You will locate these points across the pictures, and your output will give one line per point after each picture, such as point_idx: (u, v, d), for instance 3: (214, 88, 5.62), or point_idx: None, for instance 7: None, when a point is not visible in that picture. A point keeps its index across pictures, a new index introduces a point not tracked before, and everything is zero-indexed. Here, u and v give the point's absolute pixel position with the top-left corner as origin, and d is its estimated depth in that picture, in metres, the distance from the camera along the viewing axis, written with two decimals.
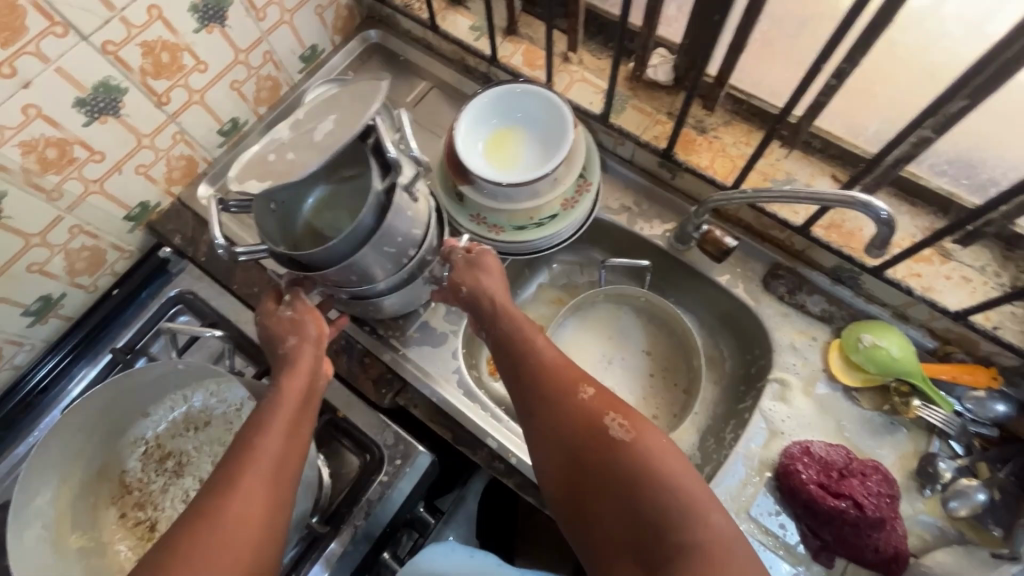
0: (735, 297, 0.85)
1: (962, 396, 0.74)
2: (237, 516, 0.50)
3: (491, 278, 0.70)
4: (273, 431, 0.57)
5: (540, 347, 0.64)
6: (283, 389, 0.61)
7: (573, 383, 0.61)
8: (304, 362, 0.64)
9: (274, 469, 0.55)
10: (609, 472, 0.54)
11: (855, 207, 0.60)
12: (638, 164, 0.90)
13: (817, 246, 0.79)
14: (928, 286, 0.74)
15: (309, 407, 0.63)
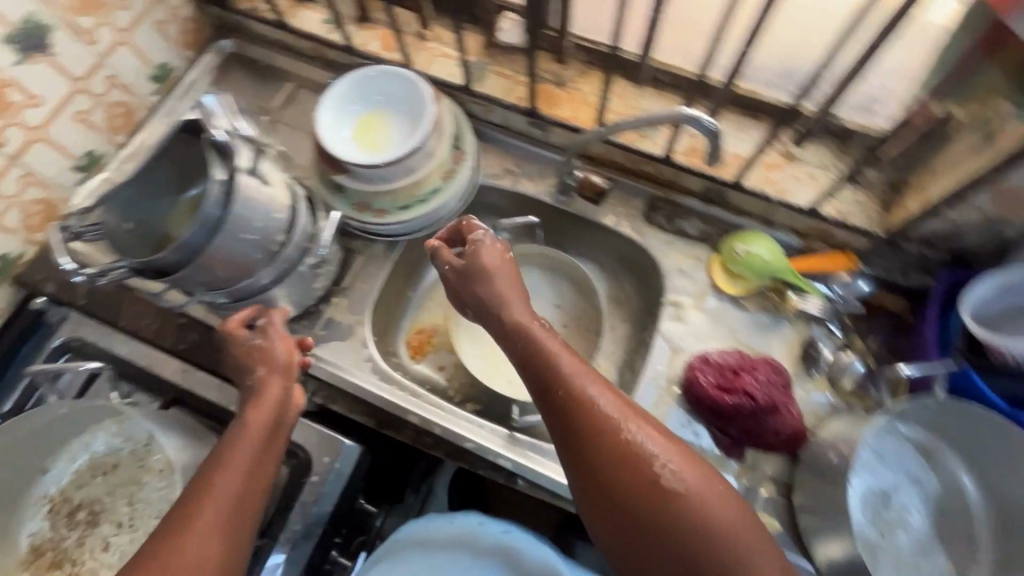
0: (622, 235, 0.90)
1: (830, 282, 0.82)
2: (204, 546, 0.51)
3: (513, 297, 0.67)
4: (231, 472, 0.56)
5: (573, 372, 0.59)
6: (245, 428, 0.59)
7: (619, 413, 0.56)
8: (267, 401, 0.62)
9: (242, 494, 0.55)
10: (666, 527, 0.51)
11: (688, 122, 0.66)
12: (512, 126, 0.93)
13: (683, 173, 0.85)
14: (781, 189, 0.81)
15: (274, 444, 0.61)
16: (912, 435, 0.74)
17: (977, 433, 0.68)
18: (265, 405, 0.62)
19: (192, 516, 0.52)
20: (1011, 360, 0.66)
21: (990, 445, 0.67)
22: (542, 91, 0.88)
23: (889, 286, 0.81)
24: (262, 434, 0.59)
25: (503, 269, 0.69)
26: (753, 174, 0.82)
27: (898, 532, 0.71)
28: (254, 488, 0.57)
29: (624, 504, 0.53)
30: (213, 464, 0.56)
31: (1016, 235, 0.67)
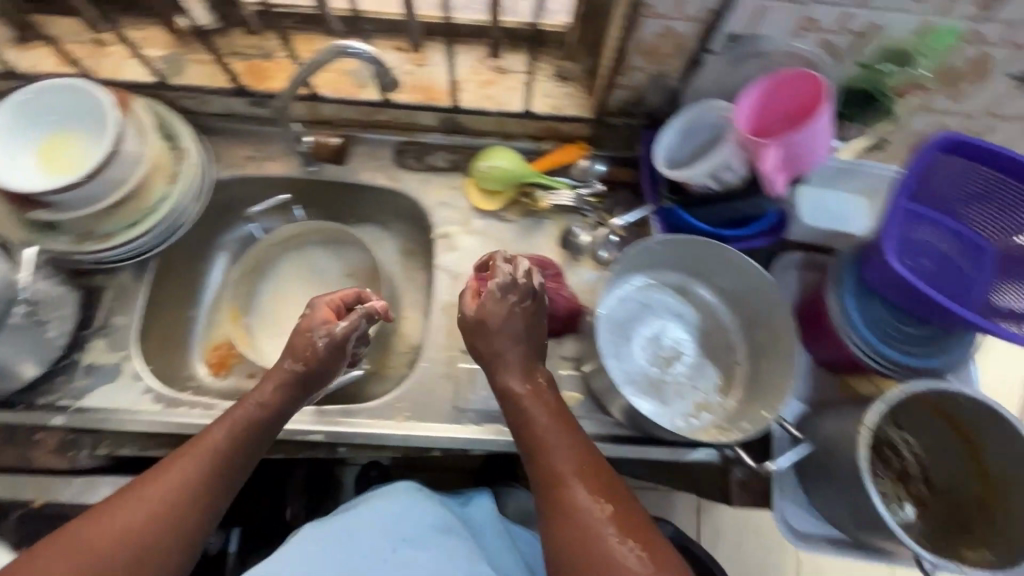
0: (381, 187, 0.91)
1: (570, 173, 0.89)
2: (158, 501, 0.57)
3: (503, 341, 0.69)
4: (190, 467, 0.60)
5: (541, 419, 0.65)
6: (222, 431, 0.63)
7: (575, 462, 0.62)
8: (265, 402, 0.66)
9: (203, 462, 0.61)
10: (605, 570, 0.56)
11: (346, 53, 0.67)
12: (236, 112, 0.89)
13: (412, 111, 0.87)
14: (500, 101, 0.86)
15: (243, 459, 0.64)
16: (661, 278, 0.85)
17: (695, 256, 0.80)
18: (288, 357, 0.69)
19: (159, 468, 0.60)
20: (701, 192, 0.75)
21: (708, 262, 0.80)
22: (248, 67, 0.85)
23: (620, 162, 0.90)
24: (253, 409, 0.66)
25: (490, 305, 0.69)
26: (473, 95, 0.86)
27: (675, 363, 0.82)
28: (225, 460, 0.62)
29: (567, 530, 0.58)
30: (233, 415, 0.65)
31: (678, 85, 0.77)
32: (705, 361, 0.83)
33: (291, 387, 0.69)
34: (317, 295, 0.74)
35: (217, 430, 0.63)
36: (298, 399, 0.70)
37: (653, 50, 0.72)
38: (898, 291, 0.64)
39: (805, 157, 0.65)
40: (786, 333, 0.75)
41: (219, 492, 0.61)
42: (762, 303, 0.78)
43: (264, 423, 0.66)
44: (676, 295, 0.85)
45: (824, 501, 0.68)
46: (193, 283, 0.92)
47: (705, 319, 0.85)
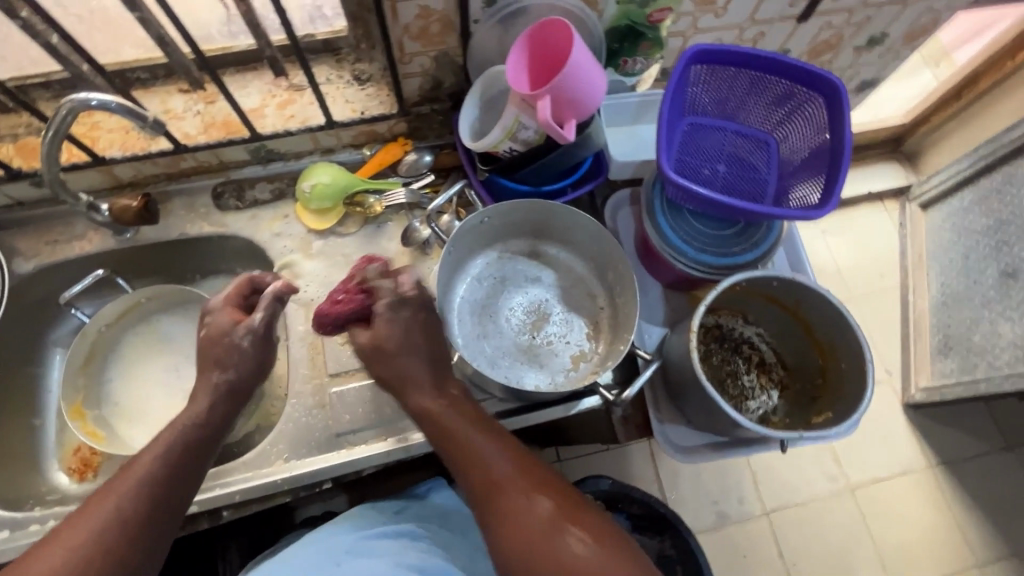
0: (209, 235, 0.86)
1: (397, 171, 0.89)
2: (94, 525, 0.49)
3: (403, 356, 0.60)
4: (129, 483, 0.52)
5: (454, 425, 0.57)
6: (162, 442, 0.55)
7: (497, 458, 0.55)
8: (213, 405, 0.59)
9: (143, 489, 0.52)
10: (486, 494, 0.53)
11: (86, 106, 0.62)
12: (23, 199, 0.82)
13: (215, 149, 0.83)
14: (304, 118, 0.84)
15: (185, 476, 0.55)
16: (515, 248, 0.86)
17: (536, 217, 0.82)
18: (213, 358, 0.60)
19: (93, 501, 0.51)
20: (508, 155, 0.76)
21: (549, 220, 0.82)
22: (19, 148, 0.78)
23: (445, 146, 0.89)
24: (187, 425, 0.57)
25: (356, 310, 0.64)
26: (274, 119, 0.84)
27: (544, 326, 0.83)
28: (171, 478, 0.54)
29: (499, 525, 0.51)
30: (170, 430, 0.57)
31: (464, 60, 0.78)
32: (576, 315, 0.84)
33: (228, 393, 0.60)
34: (212, 298, 0.65)
35: (154, 448, 0.55)
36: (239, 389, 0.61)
37: (423, 32, 0.72)
38: (696, 199, 0.67)
39: (581, 96, 0.66)
40: (626, 266, 0.78)
41: (168, 519, 0.53)
42: (604, 246, 0.81)
43: (207, 438, 0.58)
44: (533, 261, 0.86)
45: (694, 414, 0.70)
46: (32, 390, 0.85)
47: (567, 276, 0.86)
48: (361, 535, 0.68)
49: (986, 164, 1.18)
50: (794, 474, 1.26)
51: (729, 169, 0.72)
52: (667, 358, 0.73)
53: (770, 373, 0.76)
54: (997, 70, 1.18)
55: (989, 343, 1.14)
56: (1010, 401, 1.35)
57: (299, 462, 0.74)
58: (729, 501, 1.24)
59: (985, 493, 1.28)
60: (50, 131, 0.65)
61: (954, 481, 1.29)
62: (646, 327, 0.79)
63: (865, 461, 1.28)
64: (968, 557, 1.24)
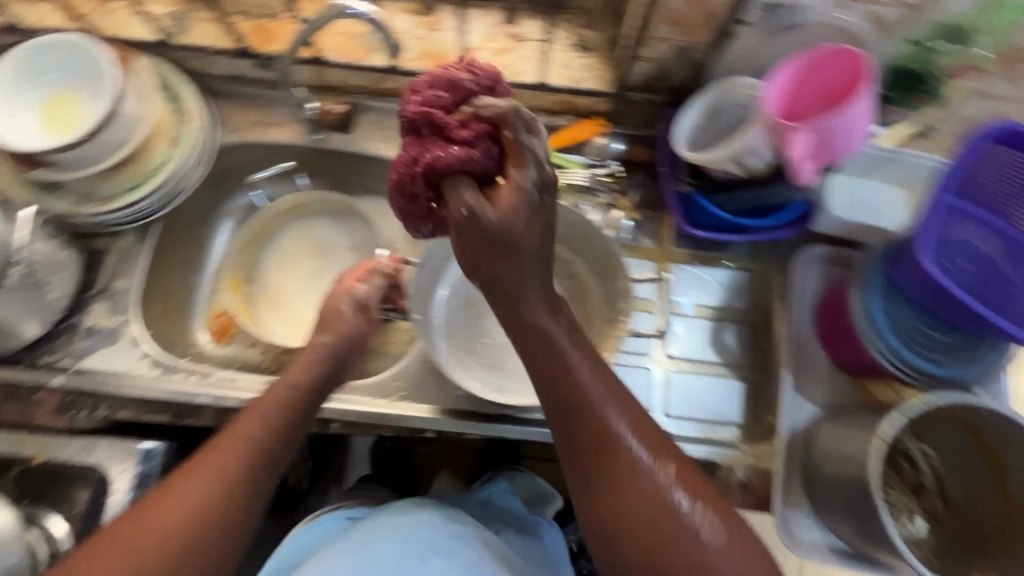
0: (388, 158, 0.87)
1: (586, 151, 0.85)
2: (204, 496, 0.54)
3: (527, 266, 0.54)
4: (232, 453, 0.58)
5: (595, 398, 0.53)
6: (252, 426, 0.60)
7: (637, 425, 0.53)
8: (275, 401, 0.64)
9: (237, 459, 0.57)
10: (618, 471, 0.51)
11: None
12: (242, 75, 0.86)
13: (422, 79, 0.83)
14: (515, 71, 0.82)
15: (285, 441, 0.62)
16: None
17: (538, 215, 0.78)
18: (306, 366, 0.68)
19: (186, 471, 0.56)
20: (721, 177, 0.70)
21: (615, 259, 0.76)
22: (256, 28, 0.82)
23: (640, 139, 0.85)
24: (265, 418, 0.61)
25: (416, 104, 0.57)
26: (486, 64, 0.82)
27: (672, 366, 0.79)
28: (234, 483, 0.56)
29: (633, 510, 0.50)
30: (242, 430, 0.60)
31: (706, 59, 0.72)
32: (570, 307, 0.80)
33: (304, 388, 0.66)
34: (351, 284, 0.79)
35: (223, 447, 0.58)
36: (314, 395, 0.67)
37: (683, 19, 0.66)
38: (925, 290, 0.58)
39: (841, 145, 0.59)
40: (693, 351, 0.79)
41: (230, 527, 0.55)
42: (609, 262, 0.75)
43: (280, 431, 0.62)
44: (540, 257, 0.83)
45: (832, 512, 0.66)
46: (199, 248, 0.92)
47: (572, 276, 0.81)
48: (448, 532, 0.69)
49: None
50: None
51: (976, 270, 0.62)
52: (818, 450, 0.68)
53: (923, 500, 0.67)
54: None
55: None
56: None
57: (413, 405, 0.76)
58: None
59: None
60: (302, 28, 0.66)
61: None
62: (796, 400, 0.73)
63: None
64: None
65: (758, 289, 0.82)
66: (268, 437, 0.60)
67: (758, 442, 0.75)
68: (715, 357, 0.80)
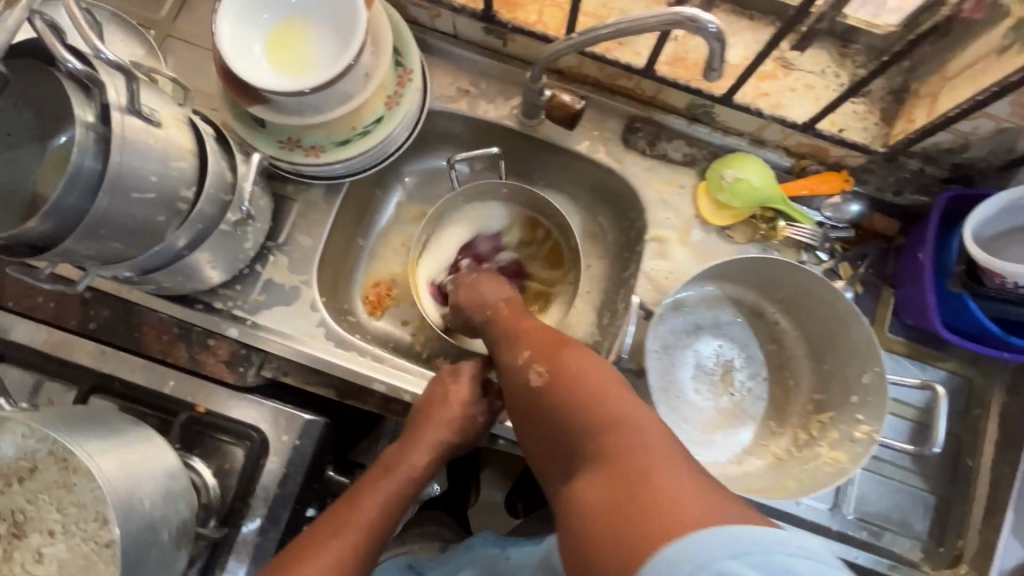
0: (598, 163, 0.79)
1: (822, 206, 0.76)
2: None
3: (497, 327, 0.65)
4: (350, 539, 0.57)
5: (554, 368, 0.54)
6: (368, 509, 0.59)
7: (634, 409, 0.48)
8: (397, 478, 0.62)
9: (352, 551, 0.56)
10: (580, 442, 0.49)
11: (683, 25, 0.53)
12: (464, 35, 0.78)
13: (665, 87, 0.74)
14: (776, 103, 0.72)
15: (390, 527, 0.61)
16: (727, 288, 0.75)
17: (766, 270, 0.71)
18: (447, 431, 0.66)
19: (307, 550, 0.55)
20: (1006, 287, 0.62)
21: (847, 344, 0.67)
22: None
23: (880, 207, 0.76)
24: (394, 488, 0.62)
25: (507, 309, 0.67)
26: (746, 88, 0.72)
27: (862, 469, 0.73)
28: (362, 551, 0.57)
29: (612, 503, 0.43)
30: (375, 497, 0.60)
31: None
32: (761, 372, 0.74)
33: (441, 457, 0.66)
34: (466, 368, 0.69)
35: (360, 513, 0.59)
36: (435, 468, 0.67)
37: None
38: None
39: None
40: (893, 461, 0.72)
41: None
42: (847, 345, 0.67)
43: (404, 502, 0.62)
44: (740, 314, 0.75)
45: None
46: (369, 211, 0.86)
47: (773, 340, 0.75)
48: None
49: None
50: None
51: None
52: None
53: None
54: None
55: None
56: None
57: None
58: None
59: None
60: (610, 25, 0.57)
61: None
62: (1010, 543, 0.69)
63: None
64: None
65: (971, 401, 0.75)
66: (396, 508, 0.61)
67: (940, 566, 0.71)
68: (908, 463, 0.73)
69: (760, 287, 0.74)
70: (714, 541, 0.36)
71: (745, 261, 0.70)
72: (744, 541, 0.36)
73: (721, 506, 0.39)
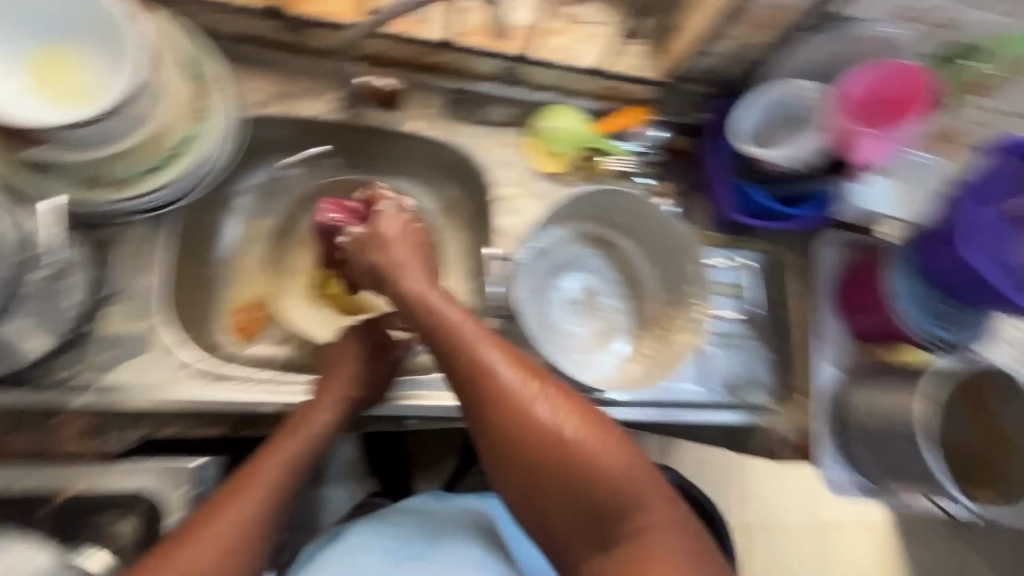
0: (430, 139, 0.82)
1: (630, 138, 0.87)
2: (221, 535, 0.55)
3: (407, 270, 0.67)
4: (255, 491, 0.59)
5: (522, 394, 0.55)
6: (273, 460, 0.62)
7: (592, 442, 0.53)
8: (304, 429, 0.65)
9: (259, 505, 0.58)
10: (568, 474, 0.53)
11: None
12: (260, 35, 0.75)
13: (470, 57, 0.78)
14: (570, 54, 0.80)
15: (298, 480, 0.63)
16: (575, 226, 0.84)
17: (600, 202, 0.80)
18: (359, 385, 0.69)
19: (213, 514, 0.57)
20: (775, 169, 0.77)
21: (662, 239, 0.80)
22: None
23: (683, 129, 0.86)
24: (304, 449, 0.64)
25: (410, 276, 0.66)
26: (542, 45, 0.79)
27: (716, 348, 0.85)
28: (268, 512, 0.59)
29: (581, 518, 0.53)
30: (278, 456, 0.62)
31: (760, 57, 0.77)
32: (619, 291, 0.84)
33: (346, 416, 0.69)
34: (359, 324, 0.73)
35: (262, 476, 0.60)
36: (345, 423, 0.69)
37: (754, 19, 0.70)
38: (947, 270, 0.70)
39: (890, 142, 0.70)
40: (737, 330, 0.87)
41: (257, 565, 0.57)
42: (674, 248, 0.79)
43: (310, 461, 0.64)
44: (591, 246, 0.85)
45: (862, 455, 0.77)
46: (208, 237, 0.81)
47: (622, 262, 0.85)
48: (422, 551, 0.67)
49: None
50: (783, 502, 1.50)
51: None
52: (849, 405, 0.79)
53: None
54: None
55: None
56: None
57: None
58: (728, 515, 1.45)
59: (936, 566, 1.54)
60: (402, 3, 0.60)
61: (914, 549, 1.53)
62: (823, 365, 0.84)
63: (841, 512, 1.54)
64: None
65: (778, 269, 0.91)
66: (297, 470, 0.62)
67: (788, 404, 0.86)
68: (748, 332, 0.87)
69: (601, 218, 0.83)
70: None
71: (582, 199, 0.79)
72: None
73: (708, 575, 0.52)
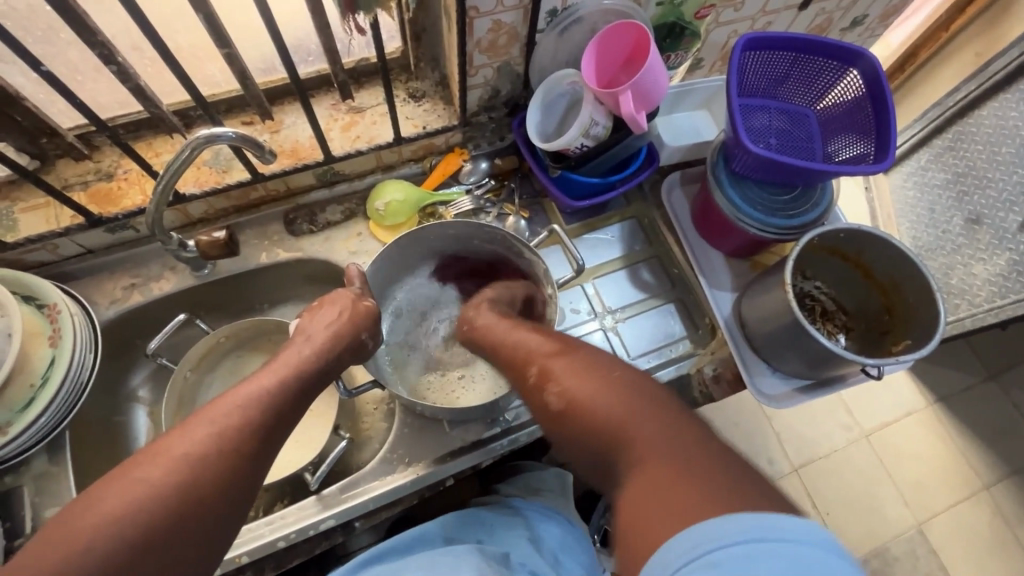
0: (286, 260, 0.88)
1: (460, 180, 0.93)
2: (167, 474, 0.48)
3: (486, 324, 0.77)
4: (211, 421, 0.52)
5: (555, 360, 0.60)
6: (235, 392, 0.56)
7: (647, 432, 0.48)
8: (271, 366, 0.61)
9: (219, 443, 0.51)
10: (575, 410, 0.54)
11: (214, 143, 0.64)
12: (95, 246, 0.82)
13: (287, 177, 0.85)
14: (368, 138, 0.87)
15: (261, 431, 0.55)
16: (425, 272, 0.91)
17: (422, 246, 0.86)
18: (330, 334, 0.67)
19: (167, 444, 0.50)
20: (578, 152, 0.82)
21: (482, 241, 0.86)
22: (91, 195, 0.78)
23: (499, 152, 0.95)
24: (277, 382, 0.59)
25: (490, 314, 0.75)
26: (341, 142, 0.86)
27: (619, 324, 0.89)
28: (232, 453, 0.51)
29: (597, 455, 0.51)
30: (256, 382, 0.58)
31: (523, 68, 0.84)
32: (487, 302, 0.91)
33: (312, 355, 0.64)
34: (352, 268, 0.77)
35: (236, 396, 0.56)
36: (318, 368, 0.64)
37: (492, 45, 0.77)
38: (750, 167, 0.75)
39: (652, 91, 0.74)
40: (632, 301, 0.90)
41: (224, 513, 0.50)
42: (508, 245, 0.83)
43: (290, 397, 0.59)
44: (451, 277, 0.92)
45: (782, 361, 0.80)
46: (121, 437, 0.85)
47: (479, 279, 0.92)
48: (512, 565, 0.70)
49: (941, 119, 1.16)
50: (813, 429, 1.48)
51: (780, 141, 0.80)
52: (748, 321, 0.82)
53: (834, 321, 0.83)
54: (935, 40, 1.28)
55: (966, 285, 1.09)
56: (984, 335, 1.61)
57: (424, 464, 0.77)
58: (763, 466, 1.44)
59: (982, 421, 1.53)
60: (169, 167, 0.65)
61: (951, 412, 1.53)
62: (718, 295, 0.88)
63: (874, 410, 1.51)
64: (972, 484, 1.47)
65: (647, 229, 0.95)
66: (273, 407, 0.57)
67: (707, 342, 0.88)
68: (639, 294, 0.91)
69: (442, 251, 0.88)
70: (728, 528, 0.36)
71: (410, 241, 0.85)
72: (732, 534, 0.36)
73: (719, 483, 0.41)
